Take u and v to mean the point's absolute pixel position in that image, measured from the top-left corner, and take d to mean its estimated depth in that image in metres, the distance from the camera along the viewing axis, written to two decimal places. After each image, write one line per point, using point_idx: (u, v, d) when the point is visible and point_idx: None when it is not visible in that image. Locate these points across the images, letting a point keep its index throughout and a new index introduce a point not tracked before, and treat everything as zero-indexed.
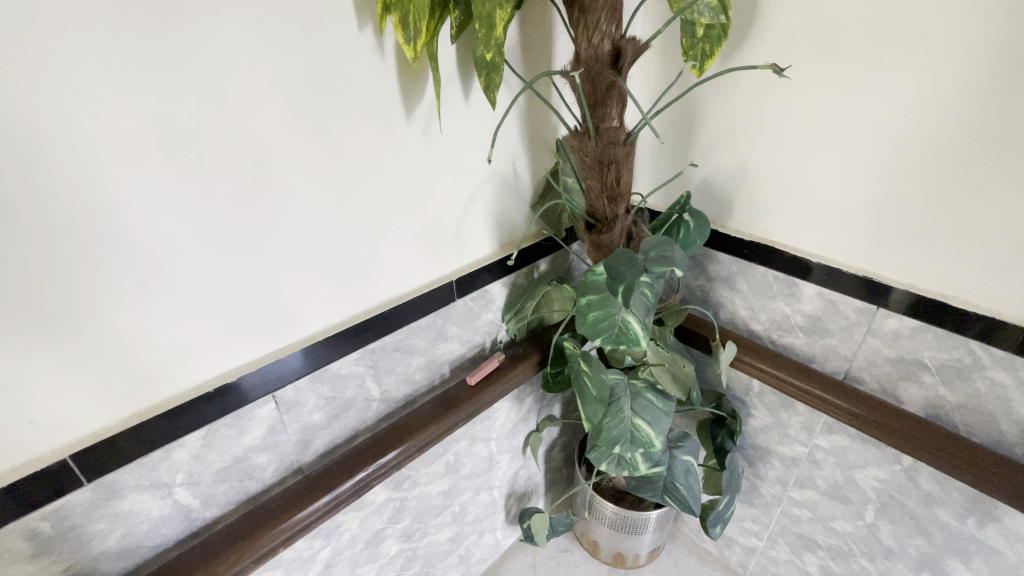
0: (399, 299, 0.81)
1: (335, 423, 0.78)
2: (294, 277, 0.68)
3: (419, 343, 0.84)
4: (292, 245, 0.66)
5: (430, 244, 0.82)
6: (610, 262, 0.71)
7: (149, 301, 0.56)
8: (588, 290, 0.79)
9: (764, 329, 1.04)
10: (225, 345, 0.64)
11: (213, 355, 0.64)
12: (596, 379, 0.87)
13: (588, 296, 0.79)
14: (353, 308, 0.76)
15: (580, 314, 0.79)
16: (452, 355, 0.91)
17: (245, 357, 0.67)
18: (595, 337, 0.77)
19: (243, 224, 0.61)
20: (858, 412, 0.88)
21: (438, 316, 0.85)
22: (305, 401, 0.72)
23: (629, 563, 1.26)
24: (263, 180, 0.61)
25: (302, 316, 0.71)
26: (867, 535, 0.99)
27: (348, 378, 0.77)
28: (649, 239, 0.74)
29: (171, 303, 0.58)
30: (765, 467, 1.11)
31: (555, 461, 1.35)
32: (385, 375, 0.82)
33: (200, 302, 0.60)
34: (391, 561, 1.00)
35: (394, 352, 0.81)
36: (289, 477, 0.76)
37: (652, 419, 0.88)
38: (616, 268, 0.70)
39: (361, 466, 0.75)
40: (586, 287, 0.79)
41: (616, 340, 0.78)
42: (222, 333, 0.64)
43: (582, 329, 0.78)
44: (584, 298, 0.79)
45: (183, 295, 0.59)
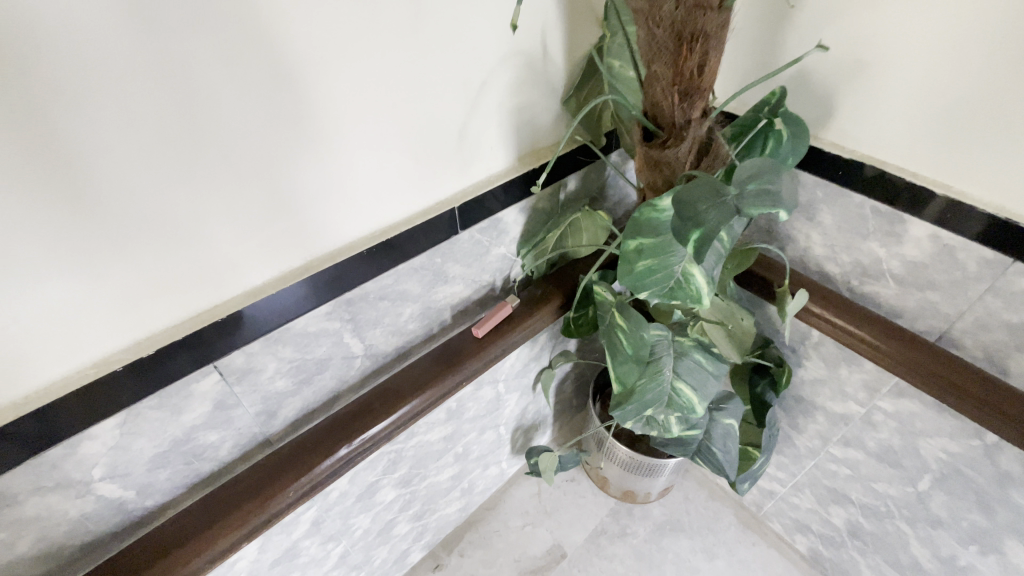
0: (385, 233, 0.60)
1: (307, 388, 0.62)
2: (226, 208, 0.47)
3: (412, 287, 0.65)
4: (216, 160, 0.44)
5: (432, 157, 0.60)
6: (681, 194, 0.49)
7: (36, 220, 0.38)
8: (641, 231, 0.57)
9: (841, 273, 0.84)
10: (133, 305, 0.45)
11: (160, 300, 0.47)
12: (636, 339, 0.69)
13: (640, 240, 0.57)
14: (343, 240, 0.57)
15: (625, 260, 0.58)
16: (454, 298, 0.73)
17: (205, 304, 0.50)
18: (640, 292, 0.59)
19: (177, 110, 0.41)
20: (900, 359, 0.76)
21: (436, 254, 0.66)
22: (264, 368, 0.56)
23: (639, 499, 1.19)
24: (202, 41, 0.39)
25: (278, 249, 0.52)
26: (913, 502, 0.88)
27: (319, 336, 0.59)
28: (749, 161, 0.50)
29: (76, 221, 0.40)
30: (806, 420, 0.99)
31: (568, 393, 1.24)
32: (369, 328, 0.64)
33: (123, 223, 0.42)
34: (388, 506, 0.92)
35: (378, 301, 0.62)
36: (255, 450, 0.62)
37: (697, 384, 0.72)
38: (689, 202, 0.48)
39: (341, 444, 0.61)
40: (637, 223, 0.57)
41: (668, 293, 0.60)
42: (125, 290, 0.44)
43: (625, 279, 0.59)
44: (635, 241, 0.57)
45: (81, 223, 0.40)
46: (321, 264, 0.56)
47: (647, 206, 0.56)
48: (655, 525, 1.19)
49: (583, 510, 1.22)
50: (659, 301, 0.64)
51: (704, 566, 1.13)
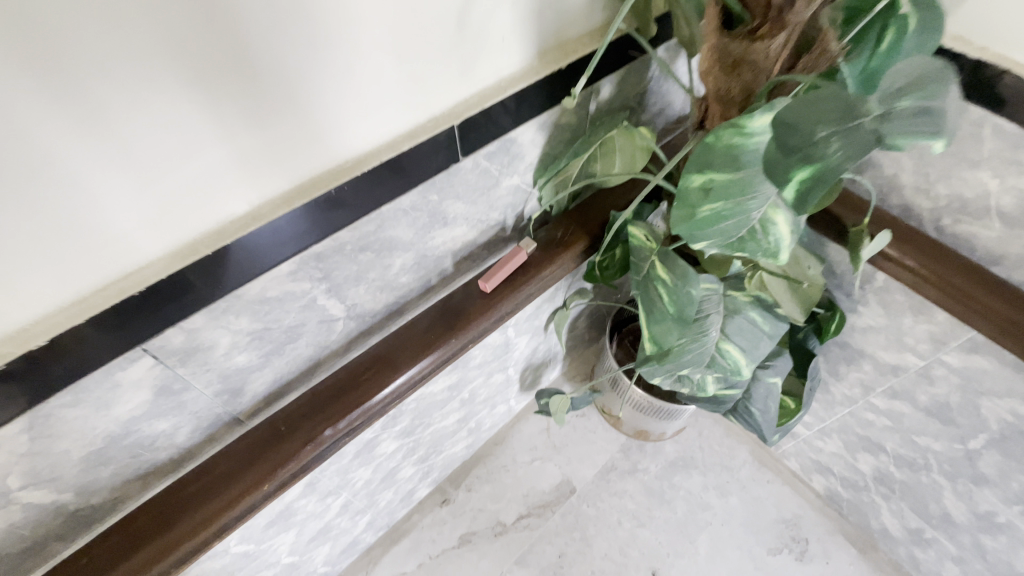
0: (356, 167, 0.45)
1: (277, 361, 0.50)
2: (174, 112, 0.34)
3: (402, 234, 0.51)
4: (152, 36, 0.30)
5: (436, 58, 0.44)
6: (796, 118, 0.34)
7: None
8: (714, 163, 0.41)
9: (929, 208, 0.68)
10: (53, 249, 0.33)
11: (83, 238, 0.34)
12: (681, 297, 0.55)
13: (711, 175, 0.42)
14: (317, 173, 0.43)
15: (684, 203, 0.43)
16: (456, 243, 0.59)
17: (140, 250, 0.37)
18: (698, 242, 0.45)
19: None
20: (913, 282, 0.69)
21: (431, 190, 0.51)
22: (217, 344, 0.44)
23: (652, 437, 1.14)
24: None
25: (239, 180, 0.39)
26: (959, 458, 0.81)
27: (284, 301, 0.46)
28: (900, 69, 0.34)
29: None
30: (848, 368, 0.89)
31: (581, 330, 1.14)
32: (349, 286, 0.51)
33: (37, 121, 0.30)
34: (390, 455, 0.86)
35: (359, 254, 0.49)
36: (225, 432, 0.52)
37: (748, 345, 0.60)
38: (808, 130, 0.34)
39: (326, 426, 0.50)
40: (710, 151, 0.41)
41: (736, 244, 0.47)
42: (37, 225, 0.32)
43: (681, 228, 0.45)
44: (704, 176, 0.42)
45: None
46: (289, 205, 0.43)
47: (730, 126, 0.40)
48: (667, 461, 1.15)
49: (593, 446, 1.17)
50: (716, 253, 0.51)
51: (716, 503, 1.10)
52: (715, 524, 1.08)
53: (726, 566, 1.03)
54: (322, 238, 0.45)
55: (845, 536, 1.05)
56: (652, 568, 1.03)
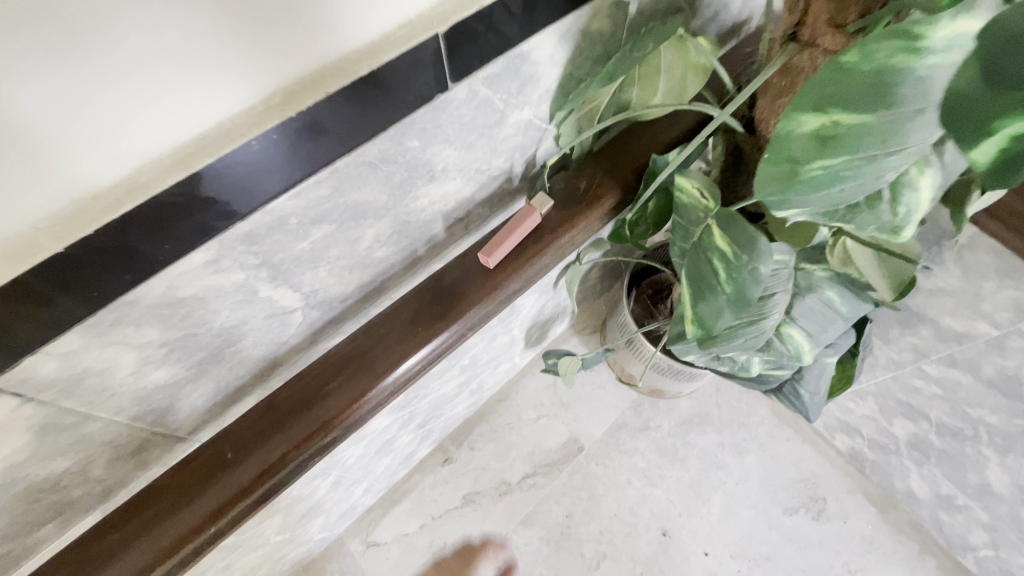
0: (285, 110, 0.29)
1: (214, 370, 0.38)
2: None
3: (372, 197, 0.37)
4: None
5: None
6: None
7: None
8: (848, 97, 0.26)
9: None
10: None
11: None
12: (744, 276, 0.42)
13: (838, 115, 0.27)
14: (319, 64, 0.29)
15: (787, 146, 0.29)
16: (447, 200, 0.45)
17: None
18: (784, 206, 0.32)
19: None
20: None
21: (410, 135, 0.36)
22: (116, 365, 0.32)
23: (667, 396, 1.03)
24: None
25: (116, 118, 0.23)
26: None
27: (209, 299, 0.33)
28: None
29: None
30: None
31: (594, 281, 1.02)
32: (305, 270, 0.37)
33: None
34: (383, 429, 0.77)
35: (311, 228, 0.35)
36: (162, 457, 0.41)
37: (815, 328, 0.48)
38: None
39: (285, 452, 0.38)
40: (844, 75, 0.26)
41: (843, 210, 0.33)
42: None
43: (768, 184, 0.31)
44: (826, 117, 0.27)
45: None
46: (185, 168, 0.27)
47: (894, 34, 0.24)
48: (682, 419, 1.08)
49: (602, 403, 1.09)
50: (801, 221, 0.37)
51: (731, 462, 1.04)
52: (729, 484, 1.02)
53: (739, 526, 0.99)
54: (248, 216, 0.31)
55: (865, 495, 1.00)
56: (662, 528, 1.00)
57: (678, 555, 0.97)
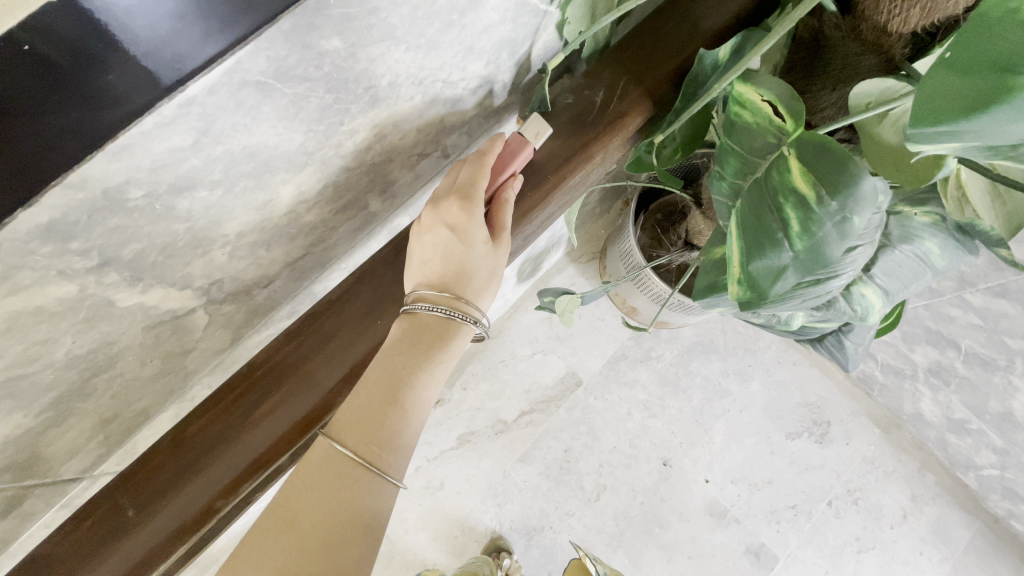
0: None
1: (88, 404, 0.27)
2: None
3: (276, 140, 0.23)
4: None
5: None
6: None
7: None
8: None
9: None
10: None
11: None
12: (826, 230, 0.30)
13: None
14: None
15: (972, 43, 0.18)
16: (403, 130, 0.31)
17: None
18: (935, 140, 0.20)
19: None
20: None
21: (325, 31, 0.21)
22: None
23: (671, 326, 0.95)
24: None
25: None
26: None
27: (25, 329, 0.21)
28: None
29: None
30: None
31: (594, 205, 0.89)
32: (190, 257, 0.25)
33: None
34: None
35: (179, 197, 0.22)
36: (52, 508, 0.31)
37: (894, 287, 0.37)
38: None
39: (209, 503, 0.28)
40: None
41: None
42: None
43: (921, 104, 0.19)
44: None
45: None
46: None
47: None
48: (685, 347, 1.01)
49: (600, 335, 1.01)
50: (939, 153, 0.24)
51: (735, 389, 1.00)
52: (732, 412, 0.99)
53: (742, 452, 0.97)
54: (39, 201, 0.17)
55: (870, 417, 0.98)
56: (663, 458, 0.97)
57: (678, 484, 0.96)
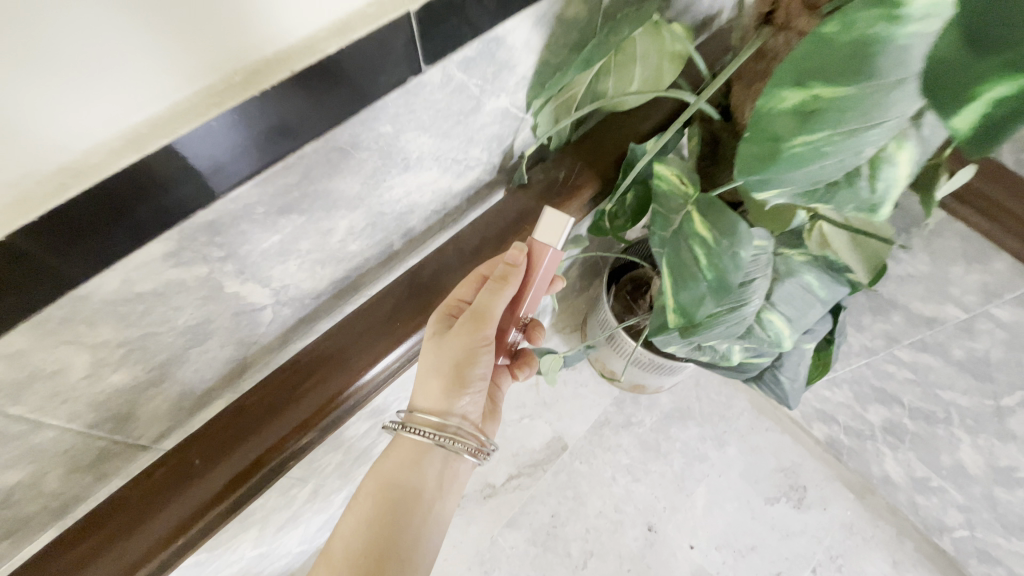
0: (247, 88, 0.27)
1: (178, 372, 0.36)
2: None
3: (345, 185, 0.36)
4: None
5: None
6: None
7: None
8: (828, 69, 0.26)
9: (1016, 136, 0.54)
10: None
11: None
12: (723, 259, 0.42)
13: (821, 90, 0.26)
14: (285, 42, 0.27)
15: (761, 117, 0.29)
16: (425, 192, 0.44)
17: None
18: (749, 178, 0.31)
19: None
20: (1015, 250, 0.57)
21: (384, 117, 0.34)
22: (70, 367, 0.29)
23: (648, 391, 1.04)
24: None
25: (91, 74, 0.22)
26: (987, 415, 0.75)
27: (171, 295, 0.31)
28: None
29: None
30: (873, 319, 0.79)
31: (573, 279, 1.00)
32: (274, 264, 0.36)
33: None
34: (359, 438, 0.74)
35: (282, 216, 0.33)
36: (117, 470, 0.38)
37: (794, 314, 0.48)
38: None
39: (260, 456, 0.37)
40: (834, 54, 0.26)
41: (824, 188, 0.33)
42: None
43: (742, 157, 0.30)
44: (808, 92, 0.27)
45: None
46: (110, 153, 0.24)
47: (873, 4, 0.24)
48: (663, 413, 1.08)
49: (584, 401, 1.08)
50: (782, 202, 0.37)
51: (713, 454, 1.05)
52: (712, 476, 1.03)
53: (724, 518, 1.00)
54: (212, 204, 0.29)
55: (844, 482, 1.03)
56: (648, 524, 0.99)
57: (664, 550, 0.98)
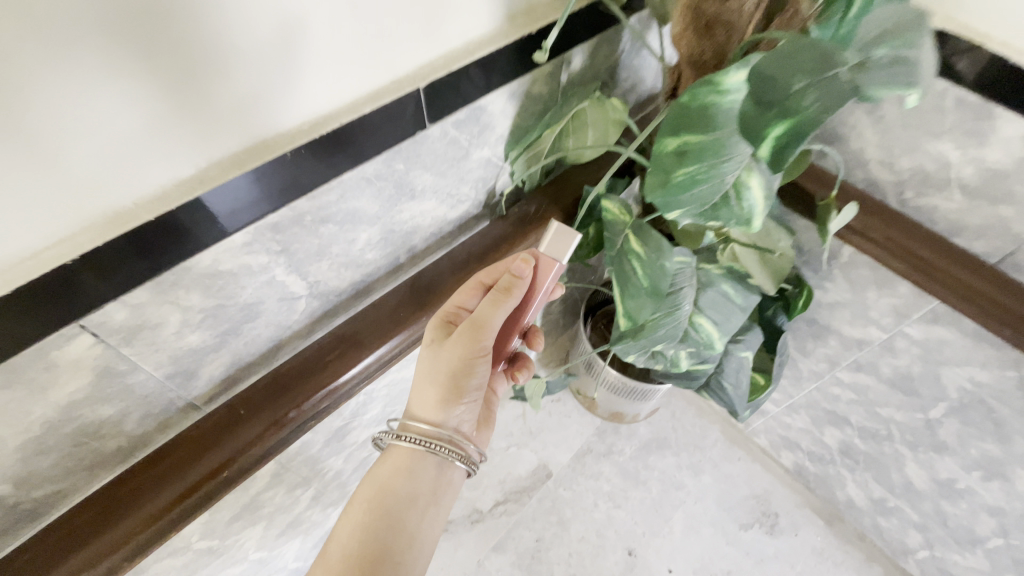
0: (311, 132, 0.42)
1: (234, 340, 0.48)
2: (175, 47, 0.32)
3: (367, 206, 0.50)
4: None
5: (409, 13, 0.41)
6: (775, 62, 0.33)
7: None
8: (690, 125, 0.40)
9: (894, 183, 0.69)
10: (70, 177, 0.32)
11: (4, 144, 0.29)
12: (655, 270, 0.54)
13: (689, 137, 0.40)
14: (336, 105, 0.42)
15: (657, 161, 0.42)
16: (425, 219, 0.58)
17: (67, 161, 0.32)
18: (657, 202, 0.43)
19: None
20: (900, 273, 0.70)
21: (397, 158, 0.48)
22: (166, 321, 0.42)
23: (627, 419, 1.13)
24: None
25: (221, 121, 0.37)
26: (920, 428, 0.84)
27: (240, 275, 0.44)
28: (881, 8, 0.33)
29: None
30: (815, 344, 0.91)
31: (555, 315, 1.11)
32: (311, 262, 0.49)
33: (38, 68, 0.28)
34: (360, 447, 0.83)
35: (321, 225, 0.47)
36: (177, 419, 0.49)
37: (720, 318, 0.60)
38: (791, 73, 0.32)
39: (288, 411, 0.50)
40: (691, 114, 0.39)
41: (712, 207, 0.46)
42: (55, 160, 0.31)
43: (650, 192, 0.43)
44: (682, 139, 0.40)
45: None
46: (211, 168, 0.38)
47: (706, 84, 0.38)
48: (642, 442, 1.15)
49: (568, 431, 1.16)
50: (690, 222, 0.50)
51: (689, 482, 1.11)
52: (689, 503, 1.09)
53: (700, 542, 1.05)
54: (278, 209, 0.43)
55: (813, 509, 1.09)
56: (627, 548, 1.04)
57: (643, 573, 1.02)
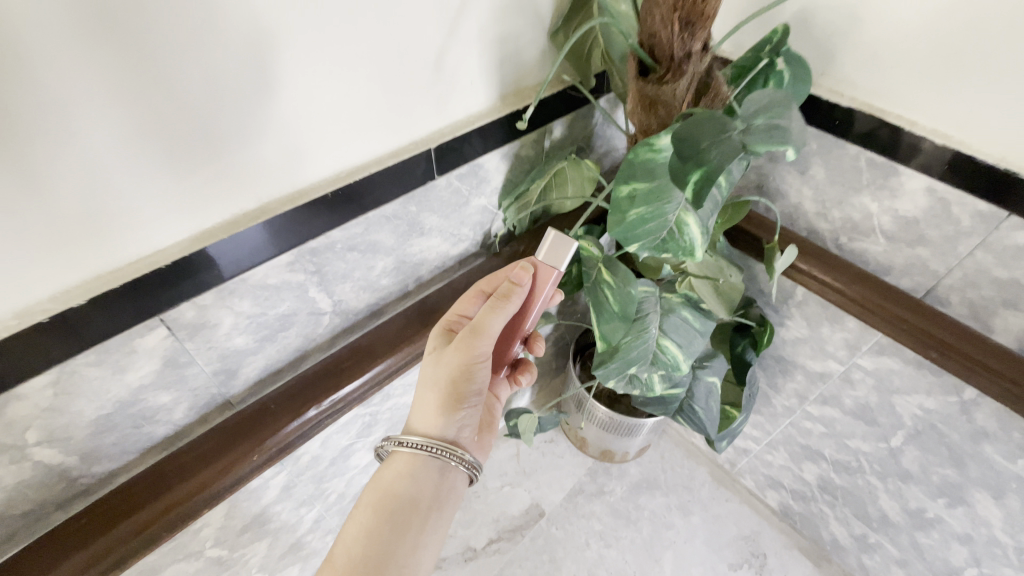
0: (345, 178, 0.55)
1: (271, 344, 0.59)
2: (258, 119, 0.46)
3: (384, 240, 0.62)
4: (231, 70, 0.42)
5: (425, 97, 0.56)
6: (688, 129, 0.45)
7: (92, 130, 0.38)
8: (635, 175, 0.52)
9: (831, 231, 0.81)
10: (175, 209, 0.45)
11: (110, 194, 0.41)
12: (623, 295, 0.65)
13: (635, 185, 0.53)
14: (366, 159, 0.56)
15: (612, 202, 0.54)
16: (431, 254, 0.69)
17: (176, 197, 0.45)
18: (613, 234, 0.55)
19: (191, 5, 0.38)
20: (842, 306, 0.80)
21: (410, 202, 0.61)
22: (221, 323, 0.53)
23: (617, 458, 1.18)
24: None
25: (283, 169, 0.50)
26: (885, 457, 0.90)
27: (280, 289, 0.56)
28: (761, 91, 0.46)
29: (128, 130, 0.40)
30: (785, 379, 0.99)
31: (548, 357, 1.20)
32: (336, 283, 0.61)
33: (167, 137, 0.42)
34: (363, 472, 0.89)
35: (347, 253, 0.59)
36: (215, 413, 0.59)
37: (683, 341, 0.69)
38: (698, 137, 0.45)
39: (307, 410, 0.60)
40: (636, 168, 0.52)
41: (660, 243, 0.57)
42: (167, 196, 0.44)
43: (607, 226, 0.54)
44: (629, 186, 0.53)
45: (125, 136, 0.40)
46: (263, 195, 0.50)
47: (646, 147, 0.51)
48: (632, 483, 1.19)
49: (560, 470, 1.21)
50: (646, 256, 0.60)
51: (678, 522, 1.14)
52: (678, 542, 1.11)
53: None
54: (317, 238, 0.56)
55: (801, 550, 1.11)
56: None
57: None
